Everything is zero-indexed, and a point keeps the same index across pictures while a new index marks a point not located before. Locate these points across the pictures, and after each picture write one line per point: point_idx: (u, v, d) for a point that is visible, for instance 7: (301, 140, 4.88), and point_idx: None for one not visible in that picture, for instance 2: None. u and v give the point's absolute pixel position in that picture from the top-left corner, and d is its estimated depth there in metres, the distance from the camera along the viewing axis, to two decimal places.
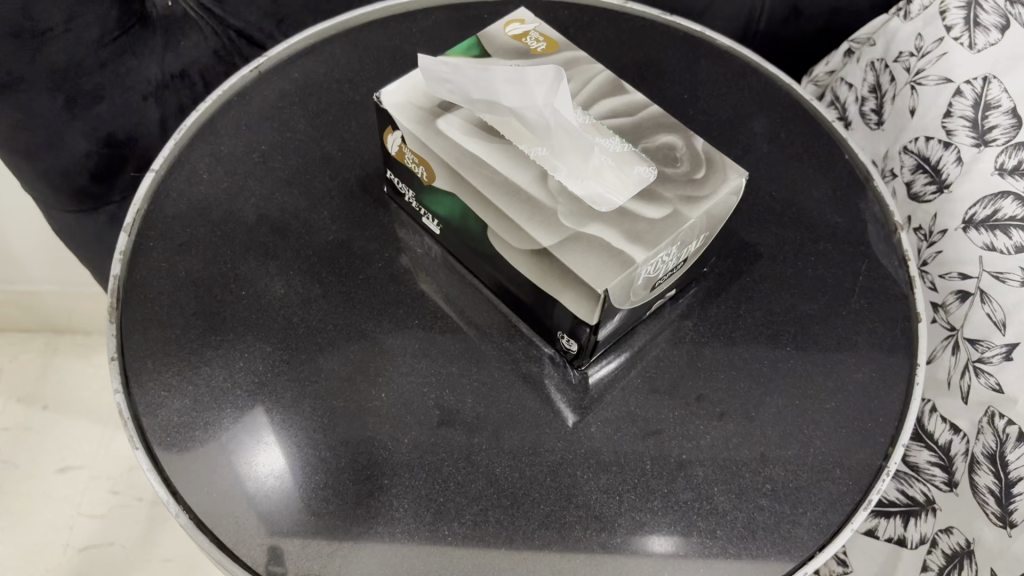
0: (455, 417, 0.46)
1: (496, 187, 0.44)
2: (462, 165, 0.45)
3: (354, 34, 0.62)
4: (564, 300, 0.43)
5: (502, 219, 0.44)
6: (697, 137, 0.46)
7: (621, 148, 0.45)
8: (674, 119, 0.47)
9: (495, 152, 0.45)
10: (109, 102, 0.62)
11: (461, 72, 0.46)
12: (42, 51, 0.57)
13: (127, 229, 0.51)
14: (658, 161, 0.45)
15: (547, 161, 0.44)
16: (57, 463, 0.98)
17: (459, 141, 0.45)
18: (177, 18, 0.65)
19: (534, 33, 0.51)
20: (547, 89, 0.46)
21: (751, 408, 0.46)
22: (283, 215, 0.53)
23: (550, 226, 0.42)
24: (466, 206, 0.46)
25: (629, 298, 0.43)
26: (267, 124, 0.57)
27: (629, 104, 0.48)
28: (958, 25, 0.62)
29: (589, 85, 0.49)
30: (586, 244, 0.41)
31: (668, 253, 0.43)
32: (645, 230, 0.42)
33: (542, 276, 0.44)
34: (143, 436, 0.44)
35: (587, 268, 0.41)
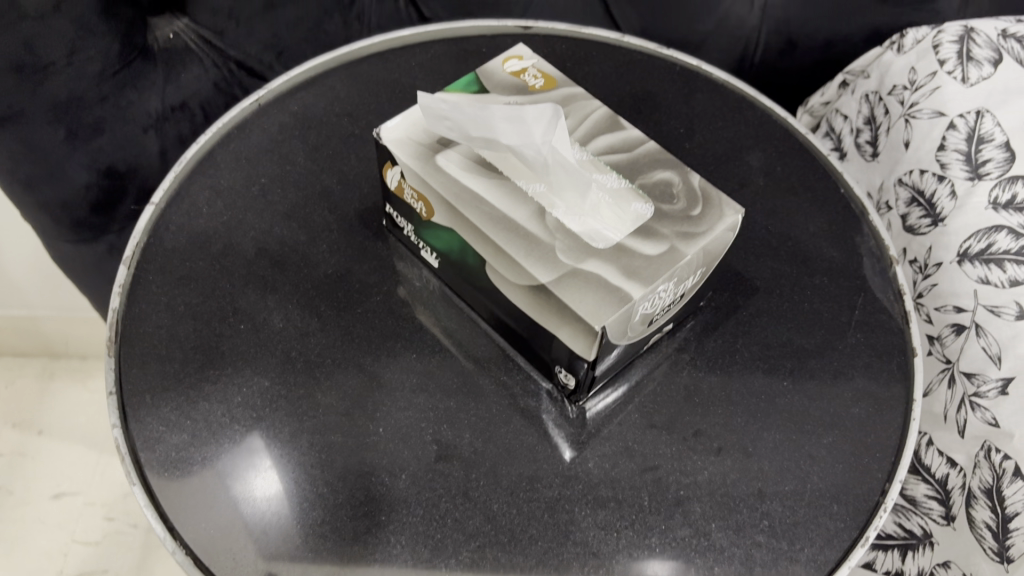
0: (452, 452, 0.46)
1: (495, 223, 0.44)
2: (461, 201, 0.45)
3: (354, 67, 0.63)
4: (562, 336, 0.43)
5: (500, 255, 0.44)
6: (693, 173, 0.47)
7: (618, 184, 0.46)
8: (671, 156, 0.48)
9: (493, 188, 0.45)
10: (110, 134, 0.63)
11: (460, 109, 0.46)
12: (45, 84, 0.57)
13: (127, 262, 0.52)
14: (655, 197, 0.45)
15: (545, 198, 0.45)
16: (51, 489, 0.98)
17: (458, 178, 0.45)
18: (178, 50, 0.66)
19: (532, 69, 0.52)
20: (546, 128, 0.46)
21: (748, 443, 0.46)
22: (282, 248, 0.53)
23: (547, 262, 0.42)
24: (464, 241, 0.46)
25: (627, 333, 0.44)
26: (267, 157, 0.58)
27: (626, 140, 0.49)
28: (951, 58, 0.63)
29: (586, 121, 0.49)
30: (583, 280, 0.42)
31: (665, 289, 0.43)
32: (642, 266, 0.42)
33: (540, 312, 0.44)
34: (141, 472, 0.44)
35: (584, 305, 0.41)
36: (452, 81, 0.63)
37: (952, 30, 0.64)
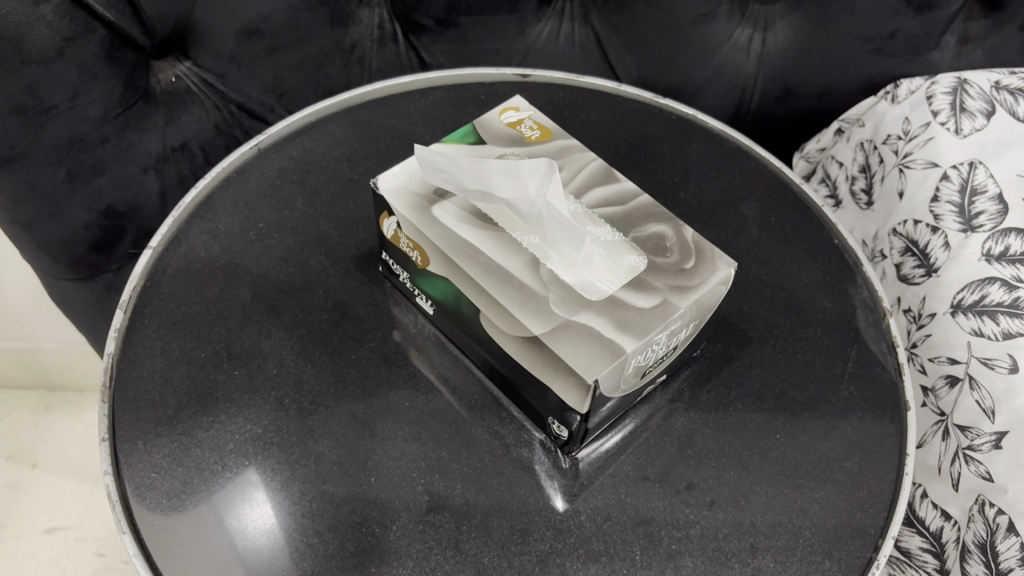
0: (444, 502, 0.46)
1: (489, 273, 0.44)
2: (455, 252, 0.45)
3: (353, 113, 0.64)
4: (555, 387, 0.43)
5: (494, 305, 0.44)
6: (687, 227, 0.47)
7: (612, 237, 0.46)
8: (665, 209, 0.48)
9: (488, 240, 0.46)
10: (110, 175, 0.63)
11: (457, 162, 0.46)
12: (46, 127, 0.58)
13: (122, 307, 0.52)
14: (648, 250, 0.46)
15: (539, 250, 0.45)
16: (43, 523, 0.97)
17: (454, 230, 0.46)
18: (180, 93, 0.66)
19: (529, 121, 0.53)
20: (540, 181, 0.45)
21: (740, 497, 0.46)
22: (278, 293, 0.54)
23: (541, 313, 0.42)
24: (459, 291, 0.46)
25: (619, 386, 0.44)
26: (265, 202, 0.58)
27: (620, 193, 0.49)
28: (944, 110, 0.63)
29: (581, 173, 0.50)
30: (576, 333, 0.42)
31: (658, 343, 0.43)
32: (635, 319, 0.42)
33: (532, 363, 0.44)
34: (131, 520, 0.44)
35: (576, 357, 0.41)
36: (450, 127, 0.63)
37: (945, 82, 0.65)
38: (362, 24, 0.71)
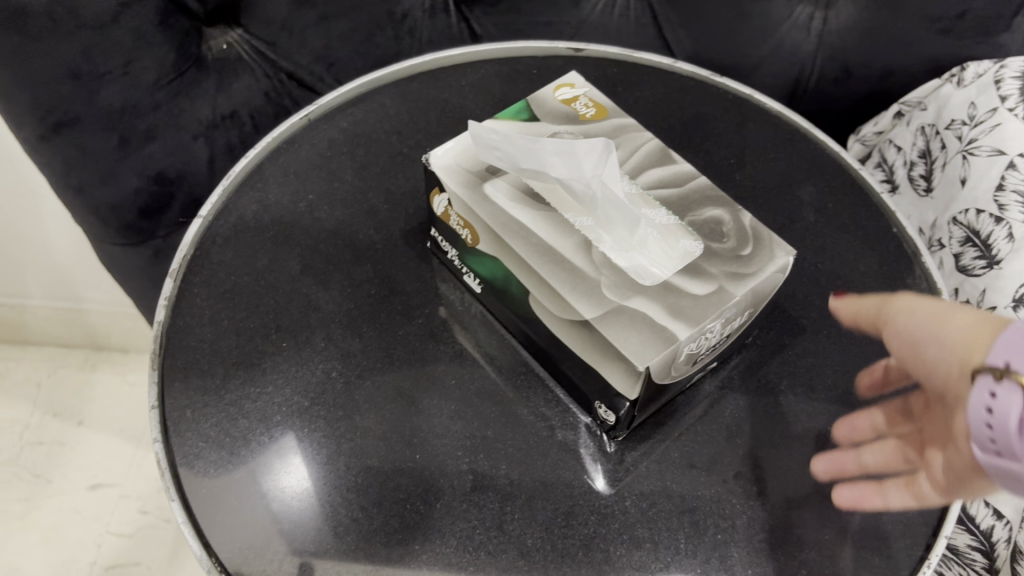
0: (488, 483, 0.45)
1: (542, 255, 0.43)
2: (507, 232, 0.45)
3: (405, 85, 0.63)
4: (604, 372, 0.43)
5: (545, 287, 0.43)
6: (744, 212, 0.46)
7: (668, 220, 0.45)
8: (722, 192, 0.47)
9: (541, 220, 0.45)
10: (161, 141, 0.63)
11: (511, 141, 0.46)
12: (100, 92, 0.58)
13: (172, 275, 0.52)
14: (704, 235, 0.45)
15: (592, 231, 0.44)
16: (88, 480, 0.99)
17: (505, 209, 0.45)
18: (230, 61, 0.66)
19: (584, 98, 0.52)
20: (596, 162, 0.45)
21: (788, 490, 0.46)
22: (327, 265, 0.54)
23: (594, 297, 0.42)
24: (508, 271, 0.46)
25: (670, 373, 0.43)
26: (315, 173, 0.58)
27: (676, 175, 0.48)
28: (1013, 95, 0.61)
29: (636, 153, 0.49)
30: (628, 318, 0.41)
31: (711, 331, 0.42)
32: (689, 306, 0.41)
33: (582, 347, 0.43)
34: (180, 488, 0.44)
35: (628, 343, 0.40)
36: (501, 102, 0.63)
37: (1015, 66, 0.63)
38: None
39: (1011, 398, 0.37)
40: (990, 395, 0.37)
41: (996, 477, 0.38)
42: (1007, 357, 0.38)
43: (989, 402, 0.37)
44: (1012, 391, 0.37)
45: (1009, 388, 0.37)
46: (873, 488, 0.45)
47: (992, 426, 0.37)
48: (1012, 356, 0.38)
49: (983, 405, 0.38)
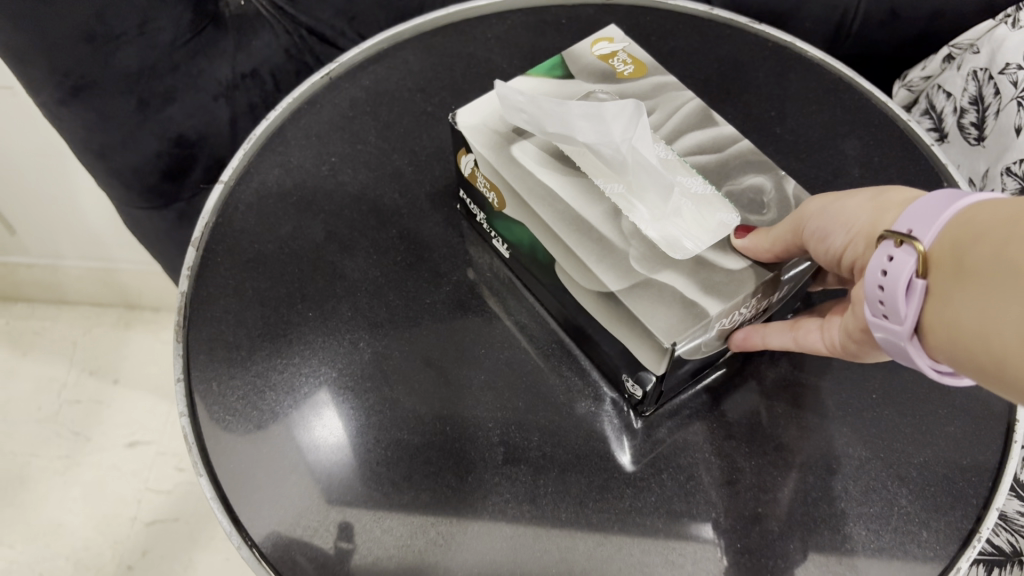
0: (520, 454, 0.44)
1: (568, 222, 0.41)
2: (533, 197, 0.43)
3: (429, 39, 0.61)
4: (631, 346, 0.41)
5: (570, 257, 0.41)
6: (787, 180, 0.44)
7: (704, 189, 0.43)
8: (765, 158, 0.45)
9: (569, 185, 0.43)
10: (181, 103, 0.62)
11: (538, 102, 0.44)
12: (116, 55, 0.56)
13: (195, 243, 0.51)
14: (742, 206, 0.42)
15: (623, 199, 0.42)
16: (127, 437, 1.00)
17: (531, 173, 0.43)
18: (249, 18, 0.64)
19: (622, 54, 0.49)
20: (626, 125, 0.43)
21: (832, 461, 0.44)
22: (351, 232, 0.52)
23: (621, 268, 0.40)
24: (535, 237, 0.44)
25: (701, 350, 0.41)
26: (338, 134, 0.56)
27: (716, 139, 0.46)
28: None
29: (675, 114, 0.46)
30: (655, 292, 0.39)
31: (747, 306, 0.40)
32: (722, 281, 0.39)
33: (610, 320, 0.41)
34: (207, 462, 0.44)
35: (656, 318, 0.38)
36: (528, 54, 0.60)
37: None
38: None
39: (905, 261, 0.33)
40: (888, 260, 0.34)
41: (880, 338, 0.35)
42: (911, 222, 0.34)
43: (884, 267, 0.34)
44: (907, 255, 0.33)
45: (906, 252, 0.33)
46: (754, 331, 0.43)
47: (882, 292, 0.34)
48: (915, 219, 0.34)
49: (878, 270, 0.34)
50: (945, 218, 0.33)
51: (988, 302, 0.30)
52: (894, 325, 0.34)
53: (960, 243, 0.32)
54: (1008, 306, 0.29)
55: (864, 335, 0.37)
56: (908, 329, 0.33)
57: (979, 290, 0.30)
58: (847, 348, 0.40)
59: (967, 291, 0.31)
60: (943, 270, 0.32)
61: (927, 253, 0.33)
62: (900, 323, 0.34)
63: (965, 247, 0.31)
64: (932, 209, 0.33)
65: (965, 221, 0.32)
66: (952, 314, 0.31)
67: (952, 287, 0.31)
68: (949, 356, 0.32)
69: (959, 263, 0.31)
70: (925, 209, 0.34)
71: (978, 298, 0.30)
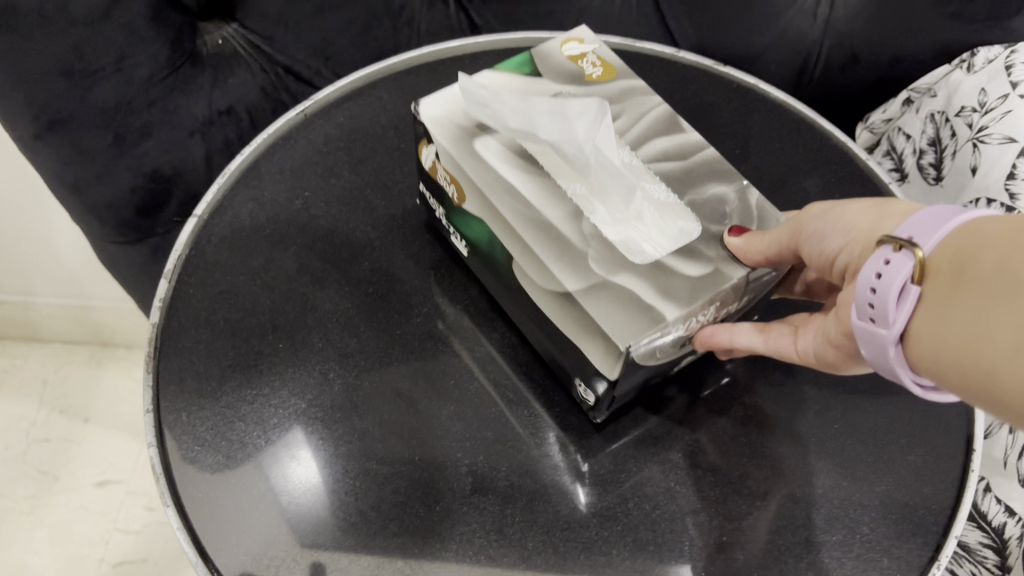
0: (487, 484, 0.45)
1: (528, 218, 0.42)
2: (493, 191, 0.44)
3: (404, 77, 0.62)
4: (587, 349, 0.42)
5: (528, 253, 0.43)
6: (748, 190, 0.45)
7: (668, 198, 0.43)
8: (728, 165, 0.46)
9: (531, 183, 0.44)
10: (157, 138, 0.63)
11: (500, 99, 0.45)
12: (92, 89, 0.57)
13: (167, 276, 0.51)
14: (705, 216, 0.43)
15: (585, 200, 0.43)
16: (96, 477, 0.99)
17: (493, 169, 0.44)
18: (226, 56, 0.65)
19: (591, 55, 0.51)
20: (591, 124, 0.43)
21: (796, 490, 0.45)
22: (323, 264, 0.53)
23: (578, 268, 0.41)
24: (493, 236, 0.45)
25: (656, 355, 0.42)
26: (312, 169, 0.57)
27: (682, 146, 0.47)
28: None
29: (641, 120, 0.48)
30: (612, 296, 0.40)
31: (704, 313, 0.41)
32: (679, 286, 0.40)
33: (567, 321, 0.42)
34: (175, 493, 0.44)
35: (611, 322, 0.39)
36: None
37: None
38: None
39: (903, 266, 0.33)
40: (884, 264, 0.34)
41: (863, 344, 0.35)
42: (912, 229, 0.35)
43: (880, 271, 0.34)
44: (906, 260, 0.34)
45: (904, 256, 0.34)
46: (721, 328, 0.43)
47: (873, 295, 0.34)
48: (917, 227, 0.35)
49: (872, 271, 0.34)
50: (947, 230, 0.34)
51: (984, 313, 0.31)
52: (879, 329, 0.34)
53: (960, 254, 0.32)
54: (1003, 315, 0.30)
55: (842, 341, 0.38)
56: (895, 334, 0.34)
57: (976, 303, 0.31)
58: (822, 356, 0.41)
59: (962, 301, 0.31)
60: (937, 278, 0.33)
61: (925, 259, 0.33)
62: (886, 328, 0.34)
63: (966, 258, 0.32)
64: (934, 219, 0.34)
65: (966, 234, 0.33)
66: (942, 325, 0.32)
67: (947, 297, 0.32)
68: (930, 366, 0.33)
69: (958, 274, 0.32)
70: (926, 219, 0.35)
71: (971, 310, 0.31)
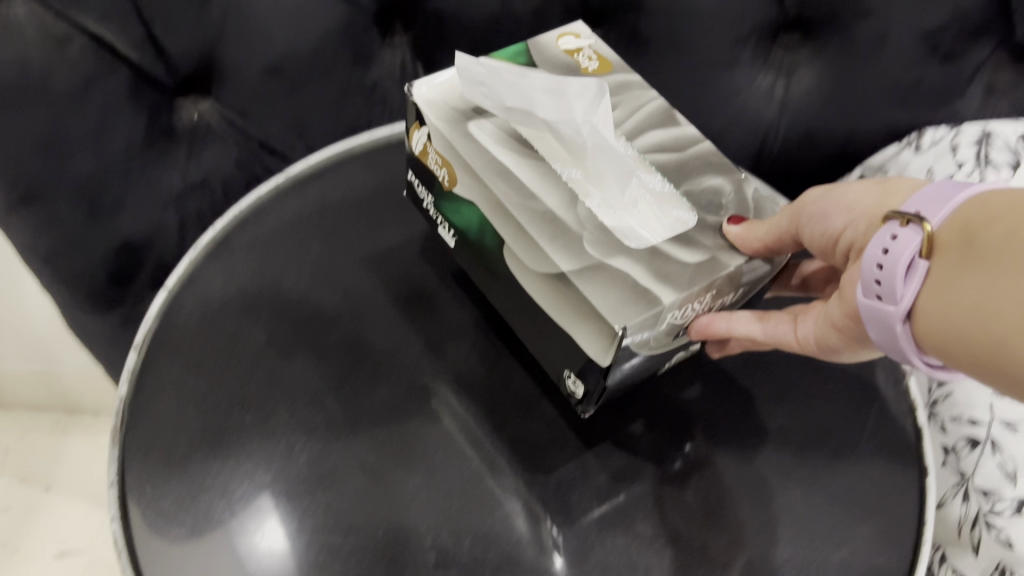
0: (451, 559, 0.45)
1: (522, 195, 0.43)
2: (487, 170, 0.44)
3: (374, 154, 0.64)
4: (578, 335, 0.41)
5: (520, 233, 0.43)
6: (743, 183, 0.47)
7: (664, 189, 0.44)
8: (722, 161, 0.47)
9: (526, 165, 0.44)
10: (131, 209, 0.64)
11: (496, 79, 0.46)
12: (68, 163, 0.58)
13: (136, 348, 0.52)
14: (700, 207, 0.44)
15: (581, 183, 0.43)
16: (56, 548, 0.98)
17: (488, 146, 0.45)
18: (202, 130, 0.67)
19: (588, 50, 0.52)
20: (587, 106, 0.46)
21: (760, 562, 0.46)
22: (291, 335, 0.54)
23: (572, 249, 0.41)
24: (484, 220, 0.45)
25: (648, 343, 0.41)
26: (283, 241, 0.58)
27: (677, 139, 0.48)
28: (968, 162, 0.65)
29: (638, 113, 0.49)
30: (607, 276, 0.40)
31: (699, 301, 0.41)
32: (675, 272, 0.40)
33: (558, 306, 0.42)
34: (137, 569, 0.44)
35: (606, 302, 0.39)
36: None
37: (970, 132, 0.66)
38: (383, 65, 0.71)
39: (911, 241, 0.35)
40: (891, 239, 0.36)
41: (869, 320, 0.37)
42: (917, 207, 0.37)
43: (887, 246, 0.36)
44: (914, 235, 0.35)
45: (912, 231, 0.35)
46: (718, 316, 0.43)
47: (880, 271, 0.36)
48: (923, 204, 0.36)
49: (881, 246, 0.36)
50: (952, 207, 0.35)
51: (992, 284, 0.33)
52: (887, 305, 0.36)
53: (967, 228, 0.34)
54: (1010, 283, 0.32)
55: (847, 324, 0.40)
56: (902, 309, 0.35)
57: (985, 274, 0.33)
58: (823, 342, 0.42)
59: (969, 272, 0.33)
60: (945, 253, 0.35)
61: (932, 233, 0.35)
62: (893, 304, 0.36)
63: (973, 231, 0.34)
64: (939, 197, 0.36)
65: (970, 210, 0.35)
66: (951, 297, 0.34)
67: (955, 269, 0.34)
68: (935, 336, 0.35)
69: (966, 248, 0.34)
70: (932, 197, 0.37)
71: (980, 280, 0.33)
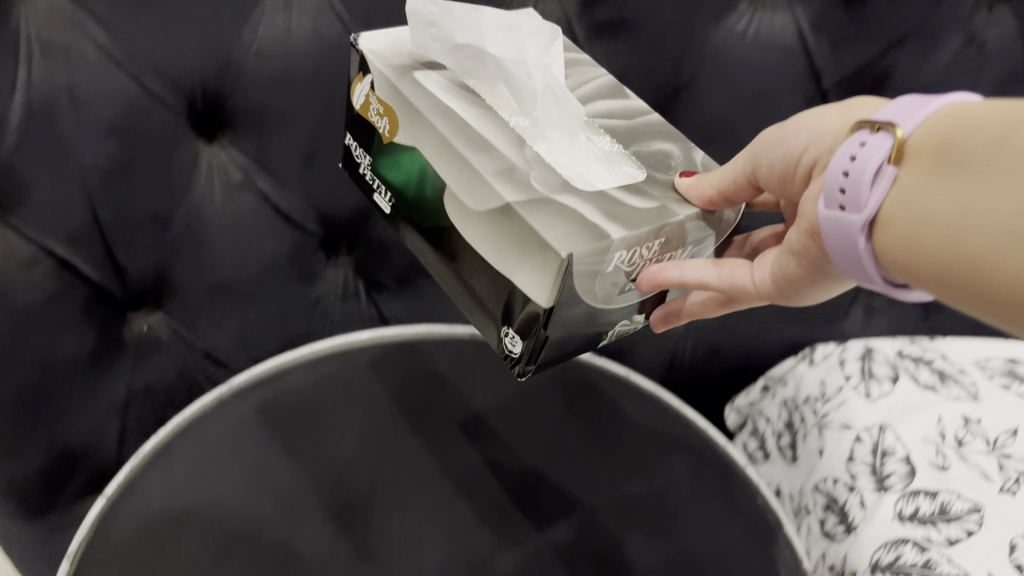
0: None
1: (464, 135, 0.44)
2: (435, 111, 0.45)
3: (312, 364, 0.67)
4: (518, 279, 0.42)
5: (458, 165, 0.44)
6: (690, 149, 0.50)
7: (611, 148, 0.47)
8: (670, 130, 0.51)
9: (472, 109, 0.46)
10: (73, 418, 0.67)
11: (449, 14, 0.47)
12: (18, 374, 0.61)
13: (68, 558, 0.53)
14: (649, 165, 0.46)
15: (526, 130, 0.46)
16: None
17: (435, 92, 0.46)
18: (149, 342, 0.70)
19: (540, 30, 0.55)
20: (536, 54, 0.48)
21: None
22: (227, 543, 0.56)
23: (518, 184, 0.42)
24: (427, 164, 0.46)
25: (593, 290, 0.42)
26: (224, 449, 0.61)
27: (626, 109, 0.51)
28: (855, 375, 0.73)
29: (588, 85, 0.52)
30: (555, 209, 0.40)
31: (647, 247, 0.42)
32: (623, 212, 0.41)
33: (497, 244, 0.43)
34: None
35: (556, 231, 0.39)
36: (405, 381, 0.68)
37: (855, 349, 0.76)
38: (328, 281, 0.77)
39: (878, 149, 0.38)
40: (860, 145, 0.38)
41: (830, 231, 0.39)
42: (890, 115, 0.39)
43: (854, 154, 0.38)
44: (883, 141, 0.38)
45: (882, 137, 0.38)
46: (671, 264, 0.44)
47: (845, 180, 0.38)
48: (892, 114, 0.39)
49: (849, 153, 0.38)
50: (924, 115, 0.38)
51: (967, 190, 0.35)
52: (850, 214, 0.38)
53: (942, 139, 0.37)
54: (985, 191, 0.34)
55: (805, 245, 0.42)
56: (866, 215, 0.37)
57: (962, 180, 0.35)
58: (781, 278, 0.44)
59: (945, 179, 0.36)
60: (914, 160, 0.37)
61: (902, 139, 0.38)
62: (857, 211, 0.38)
63: (949, 141, 0.36)
64: (910, 108, 0.38)
65: (943, 120, 0.37)
66: (923, 205, 0.36)
67: (931, 177, 0.36)
68: (901, 244, 0.37)
69: (941, 158, 0.36)
70: (900, 109, 0.39)
71: (956, 188, 0.35)
